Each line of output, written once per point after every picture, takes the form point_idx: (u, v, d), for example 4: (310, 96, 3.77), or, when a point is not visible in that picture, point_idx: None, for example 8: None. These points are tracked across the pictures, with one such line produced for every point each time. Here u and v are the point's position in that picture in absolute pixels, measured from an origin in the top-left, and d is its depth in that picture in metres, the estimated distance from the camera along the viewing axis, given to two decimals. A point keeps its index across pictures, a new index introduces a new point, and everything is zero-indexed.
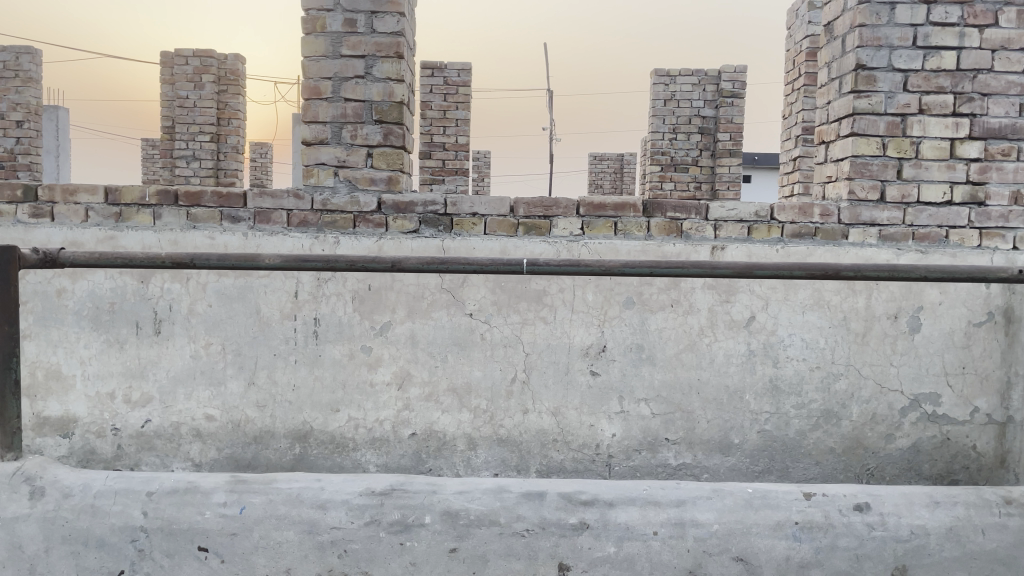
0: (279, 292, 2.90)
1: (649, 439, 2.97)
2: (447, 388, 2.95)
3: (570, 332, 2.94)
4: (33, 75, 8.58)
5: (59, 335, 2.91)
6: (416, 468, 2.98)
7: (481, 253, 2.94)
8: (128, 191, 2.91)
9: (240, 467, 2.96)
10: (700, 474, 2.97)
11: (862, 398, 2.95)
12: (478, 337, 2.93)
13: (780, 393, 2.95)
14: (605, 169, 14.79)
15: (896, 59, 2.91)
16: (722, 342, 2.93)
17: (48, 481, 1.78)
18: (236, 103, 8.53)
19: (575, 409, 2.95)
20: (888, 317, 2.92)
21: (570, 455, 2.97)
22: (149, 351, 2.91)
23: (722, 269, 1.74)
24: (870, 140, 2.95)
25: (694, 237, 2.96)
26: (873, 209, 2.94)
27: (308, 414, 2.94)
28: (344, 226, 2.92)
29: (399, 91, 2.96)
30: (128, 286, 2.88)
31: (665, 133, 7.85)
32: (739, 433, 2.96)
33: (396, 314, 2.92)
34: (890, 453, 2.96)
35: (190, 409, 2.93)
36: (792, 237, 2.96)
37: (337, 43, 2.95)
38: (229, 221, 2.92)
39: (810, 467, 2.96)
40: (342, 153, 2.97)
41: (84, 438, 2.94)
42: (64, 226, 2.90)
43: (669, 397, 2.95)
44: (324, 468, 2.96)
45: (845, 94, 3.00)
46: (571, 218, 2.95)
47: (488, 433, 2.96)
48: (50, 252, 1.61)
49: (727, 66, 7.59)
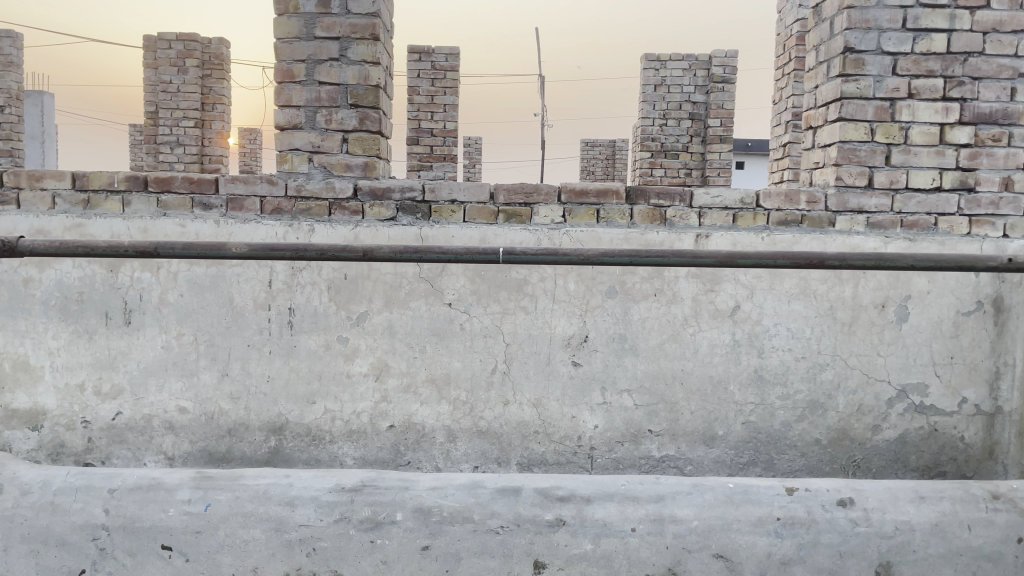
0: (253, 281, 2.83)
1: (632, 430, 2.91)
2: (425, 379, 2.88)
3: (551, 322, 2.87)
4: (13, 59, 8.54)
5: (26, 326, 2.83)
6: (394, 461, 2.91)
7: (459, 241, 2.85)
8: (96, 176, 2.82)
9: (214, 460, 2.89)
10: (684, 466, 2.92)
11: (849, 388, 2.89)
12: (457, 327, 2.87)
13: (765, 384, 2.89)
14: (597, 156, 14.71)
15: (885, 41, 2.84)
16: (707, 332, 2.87)
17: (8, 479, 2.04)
18: (219, 88, 8.40)
19: (556, 401, 2.89)
20: (875, 307, 2.87)
21: (551, 448, 2.91)
22: (119, 342, 2.83)
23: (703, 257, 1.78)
24: (858, 125, 2.88)
25: (678, 224, 2.89)
26: (861, 195, 2.88)
27: (283, 406, 2.87)
28: (319, 214, 2.84)
29: (375, 74, 2.88)
30: (97, 275, 2.80)
31: (656, 119, 7.77)
32: (724, 424, 2.90)
33: (373, 303, 2.85)
34: (877, 444, 2.91)
35: (162, 401, 2.86)
36: (778, 225, 2.89)
37: (310, 25, 2.86)
38: (201, 208, 2.84)
39: (795, 459, 2.90)
40: (317, 138, 2.89)
41: (53, 431, 2.86)
42: (31, 213, 2.82)
43: (652, 387, 2.89)
44: (300, 461, 2.90)
45: (832, 78, 2.93)
46: (552, 205, 2.88)
47: (468, 425, 2.90)
48: (11, 241, 1.74)
49: (718, 50, 7.51)
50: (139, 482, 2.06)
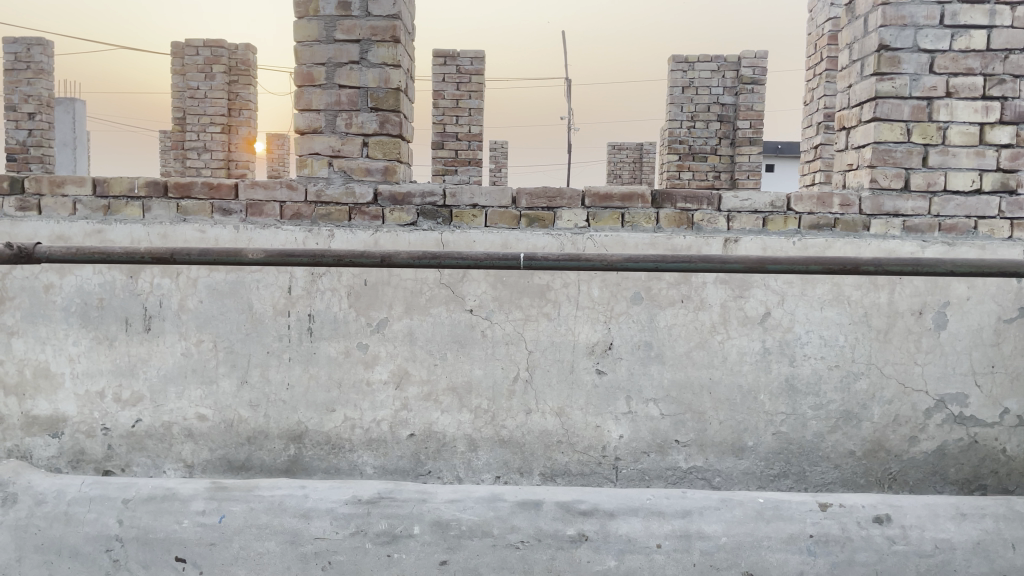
0: (272, 287, 2.80)
1: (658, 440, 2.83)
2: (446, 387, 2.83)
3: (575, 329, 2.81)
4: (44, 66, 8.70)
5: (47, 333, 2.82)
6: (415, 470, 2.86)
7: (481, 245, 2.79)
8: (117, 182, 2.81)
9: (233, 469, 2.85)
10: (712, 478, 2.83)
11: (884, 399, 2.79)
12: (479, 334, 2.81)
13: (796, 393, 2.80)
14: (624, 160, 14.62)
15: (921, 39, 2.74)
16: (736, 339, 2.79)
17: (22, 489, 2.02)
18: (247, 93, 8.44)
19: (580, 410, 2.82)
20: (912, 313, 2.76)
21: (575, 458, 2.84)
22: (139, 349, 2.81)
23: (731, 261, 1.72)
24: (894, 125, 2.78)
25: (705, 228, 2.81)
26: (896, 198, 2.78)
27: (302, 413, 2.83)
28: (339, 219, 2.80)
29: (395, 77, 2.84)
30: (117, 282, 2.79)
31: (684, 122, 7.67)
32: (754, 435, 2.81)
33: (393, 310, 2.81)
34: (914, 456, 2.80)
35: (182, 407, 2.83)
36: (810, 229, 2.80)
37: (330, 28, 2.82)
38: (221, 213, 2.82)
39: (828, 471, 2.80)
40: (337, 142, 2.85)
41: (73, 438, 2.85)
42: (52, 219, 2.81)
43: (679, 397, 2.81)
44: (319, 471, 2.85)
45: (866, 77, 2.84)
46: (575, 209, 2.81)
47: (490, 434, 2.84)
48: (26, 248, 1.75)
49: (747, 51, 7.40)
50: (155, 493, 2.03)
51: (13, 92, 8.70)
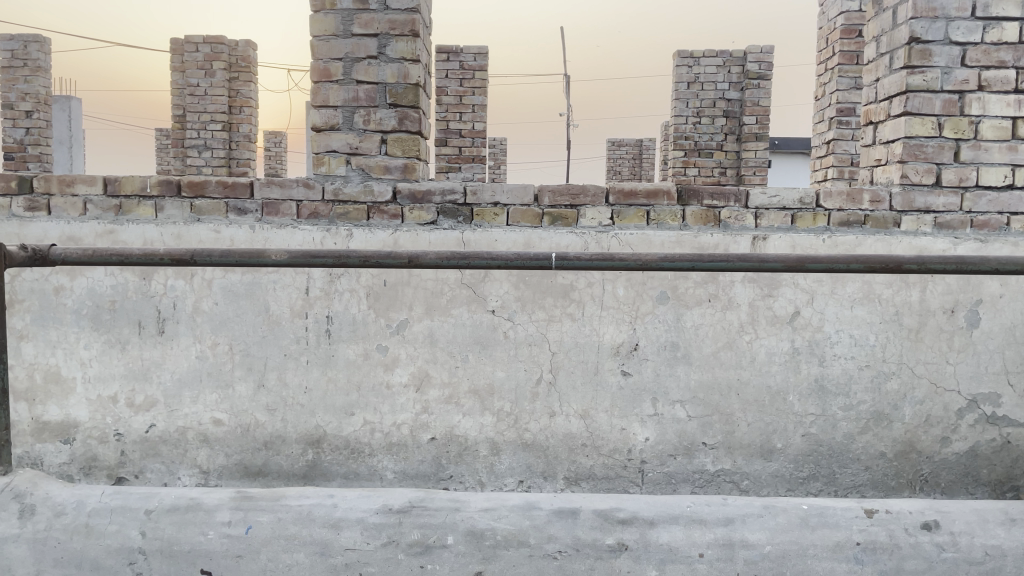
0: (289, 289, 2.73)
1: (685, 443, 2.77)
2: (468, 389, 2.76)
3: (600, 330, 2.74)
4: (41, 64, 8.61)
5: (57, 336, 2.74)
6: (436, 475, 2.79)
7: (503, 245, 2.73)
8: (128, 181, 2.73)
9: (250, 474, 2.78)
10: (740, 481, 2.77)
11: (916, 399, 2.73)
12: (501, 335, 2.74)
13: (826, 394, 2.74)
14: (624, 156, 14.56)
15: (953, 31, 2.68)
16: (765, 339, 2.73)
17: (38, 499, 1.94)
18: (247, 90, 8.36)
19: (605, 412, 2.76)
20: (944, 312, 2.71)
21: (600, 461, 2.78)
22: (152, 352, 2.74)
23: (769, 260, 1.68)
24: (925, 119, 2.73)
25: (733, 226, 2.74)
26: (928, 194, 2.72)
27: (321, 417, 2.76)
28: (358, 218, 2.73)
29: (415, 72, 2.77)
30: (130, 283, 2.71)
31: (689, 117, 7.62)
32: (783, 437, 2.75)
33: (414, 310, 2.74)
34: (946, 457, 2.75)
35: (197, 412, 2.76)
36: (840, 226, 2.74)
37: (348, 21, 2.76)
38: (235, 213, 2.74)
39: (859, 473, 2.75)
40: (355, 140, 2.78)
41: (85, 444, 2.77)
42: (62, 220, 2.73)
43: (707, 398, 2.75)
44: (339, 476, 2.78)
45: (897, 70, 2.78)
46: (600, 207, 2.74)
47: (513, 437, 2.78)
48: (39, 249, 1.68)
49: (753, 45, 7.35)
50: (176, 503, 1.97)
51: (10, 90, 8.61)
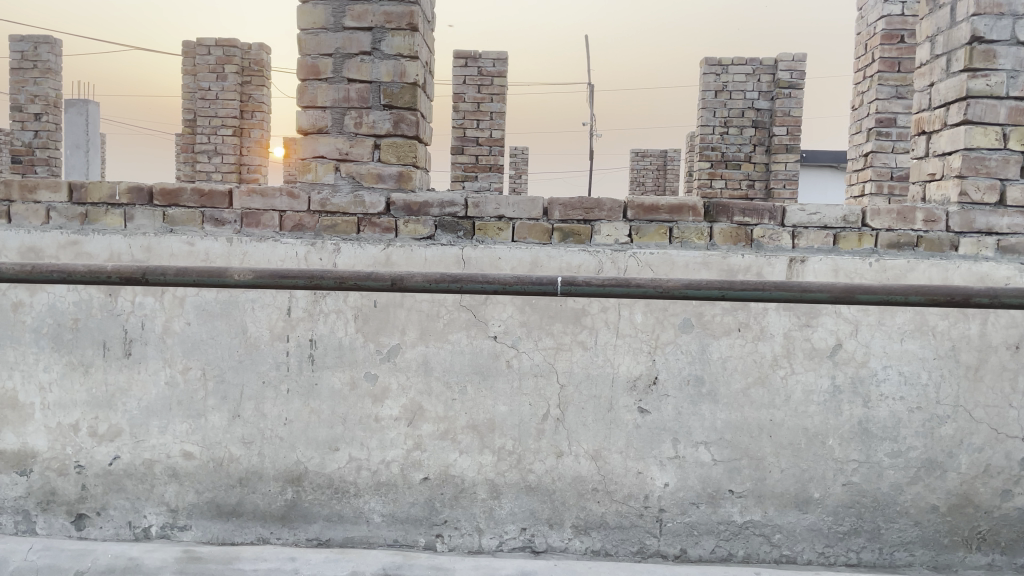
0: (269, 309, 2.46)
1: (710, 490, 2.45)
2: (466, 425, 2.47)
3: (615, 360, 2.44)
4: (52, 66, 8.52)
5: (15, 357, 2.50)
6: (428, 520, 2.49)
7: (507, 263, 2.42)
8: (96, 187, 2.49)
9: (222, 514, 2.50)
10: (772, 534, 2.44)
11: (973, 446, 2.40)
12: (504, 364, 2.45)
13: (871, 439, 2.42)
14: (648, 167, 14.26)
15: (1020, 30, 2.38)
16: (802, 375, 2.42)
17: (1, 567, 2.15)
18: (261, 94, 8.19)
19: (619, 454, 2.45)
20: (1007, 347, 2.39)
21: (612, 508, 2.46)
22: (117, 377, 2.48)
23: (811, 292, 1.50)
24: (988, 129, 2.42)
25: (767, 246, 2.44)
26: (990, 214, 2.39)
27: (301, 452, 2.48)
28: (347, 231, 2.45)
29: (411, 70, 2.51)
30: (94, 300, 2.46)
31: (716, 127, 7.29)
32: (820, 486, 2.43)
33: (407, 335, 2.46)
34: (1007, 514, 2.41)
35: (165, 444, 2.49)
36: (888, 248, 2.42)
37: (339, 13, 2.50)
38: (212, 223, 2.49)
39: (907, 528, 2.42)
40: (345, 144, 2.52)
41: (43, 477, 2.51)
42: (22, 228, 2.48)
43: (734, 440, 2.43)
44: (321, 518, 2.49)
45: (955, 73, 2.48)
46: (616, 222, 2.45)
47: (515, 479, 2.47)
48: None
49: (783, 53, 7.03)
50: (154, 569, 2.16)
51: (20, 92, 8.51)
